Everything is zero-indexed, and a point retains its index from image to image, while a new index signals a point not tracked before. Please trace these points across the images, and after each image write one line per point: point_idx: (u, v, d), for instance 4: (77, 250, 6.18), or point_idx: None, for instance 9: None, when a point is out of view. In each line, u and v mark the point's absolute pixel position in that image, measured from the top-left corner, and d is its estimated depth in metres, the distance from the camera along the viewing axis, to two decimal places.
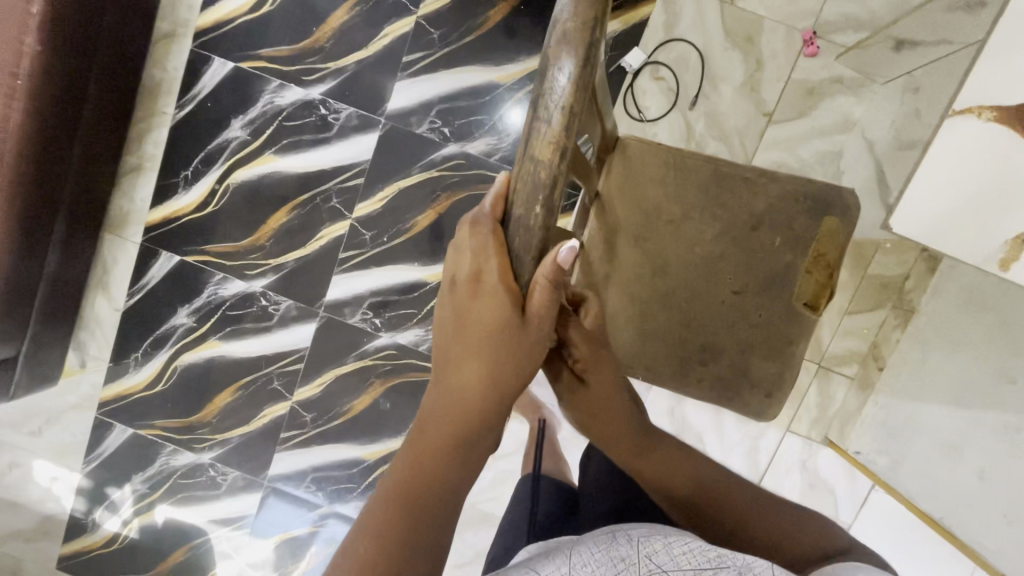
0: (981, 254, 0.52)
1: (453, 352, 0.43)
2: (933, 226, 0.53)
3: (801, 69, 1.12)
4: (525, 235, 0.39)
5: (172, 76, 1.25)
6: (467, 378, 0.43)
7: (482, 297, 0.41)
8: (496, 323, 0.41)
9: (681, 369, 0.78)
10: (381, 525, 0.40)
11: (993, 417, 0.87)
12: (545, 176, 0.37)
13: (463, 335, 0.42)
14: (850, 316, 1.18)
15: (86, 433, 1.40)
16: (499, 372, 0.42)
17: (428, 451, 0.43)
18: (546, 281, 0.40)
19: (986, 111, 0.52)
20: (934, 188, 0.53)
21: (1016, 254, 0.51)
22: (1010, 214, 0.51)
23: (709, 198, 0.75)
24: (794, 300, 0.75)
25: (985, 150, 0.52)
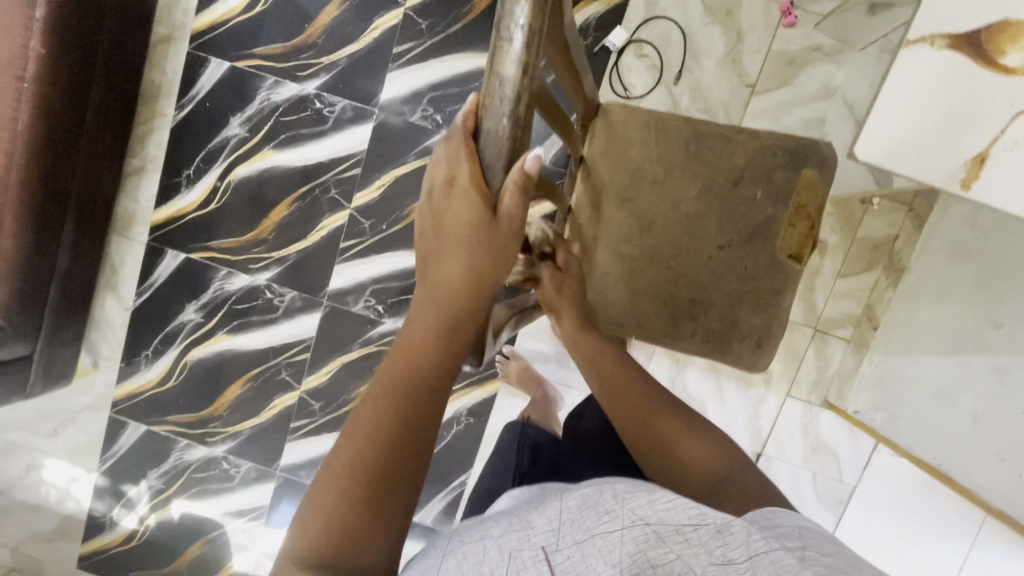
0: (946, 174, 0.55)
1: (432, 253, 0.47)
2: (898, 150, 0.55)
3: (781, 39, 1.15)
4: (494, 146, 0.42)
5: (171, 78, 1.29)
6: (446, 279, 0.46)
7: (456, 199, 0.44)
8: (470, 223, 0.45)
9: (672, 326, 0.80)
10: (378, 411, 0.45)
11: (984, 361, 0.90)
12: (511, 88, 0.40)
13: (441, 238, 0.46)
14: (843, 280, 1.20)
15: (101, 431, 1.43)
16: (476, 270, 0.46)
17: (415, 348, 0.47)
18: (517, 187, 0.44)
19: (938, 39, 0.55)
20: (898, 113, 0.55)
21: (976, 173, 0.54)
22: (968, 135, 0.54)
23: (689, 155, 0.78)
24: (778, 252, 0.78)
25: (942, 75, 0.54)
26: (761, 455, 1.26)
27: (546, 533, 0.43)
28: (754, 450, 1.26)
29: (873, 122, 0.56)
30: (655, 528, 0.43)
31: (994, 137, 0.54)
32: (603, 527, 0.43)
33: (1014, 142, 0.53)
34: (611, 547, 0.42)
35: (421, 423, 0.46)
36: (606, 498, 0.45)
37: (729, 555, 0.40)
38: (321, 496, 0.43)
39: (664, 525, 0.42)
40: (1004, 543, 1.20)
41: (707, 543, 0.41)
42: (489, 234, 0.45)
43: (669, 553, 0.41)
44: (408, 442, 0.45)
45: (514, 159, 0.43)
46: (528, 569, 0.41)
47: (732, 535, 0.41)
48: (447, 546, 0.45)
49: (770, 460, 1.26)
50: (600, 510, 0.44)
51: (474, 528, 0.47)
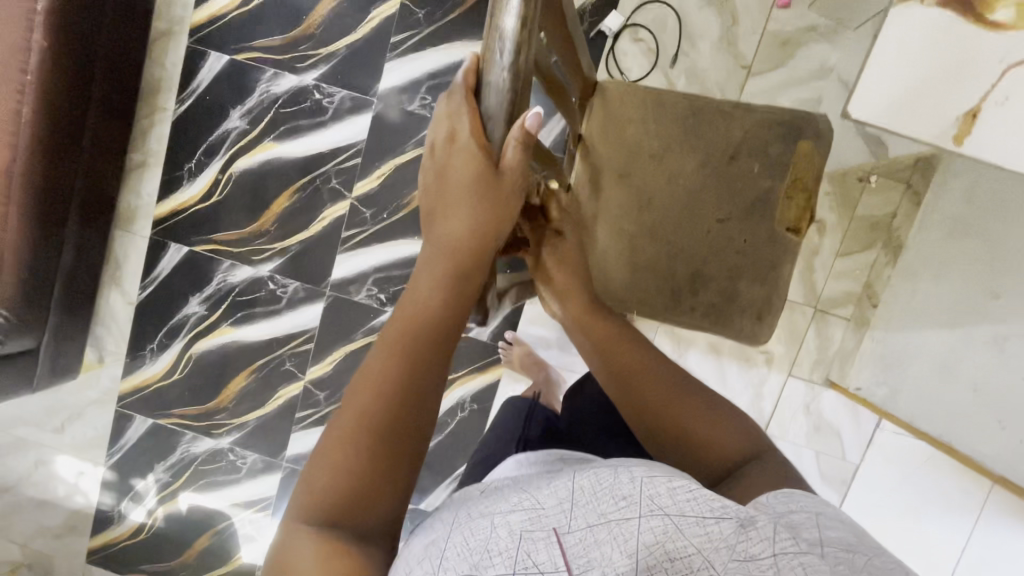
0: (938, 129, 0.53)
1: (435, 208, 0.48)
2: (892, 106, 0.53)
3: (775, 21, 1.16)
4: (496, 97, 0.44)
5: (171, 73, 1.30)
6: (449, 235, 0.47)
7: (457, 156, 0.46)
8: (472, 179, 0.46)
9: (673, 300, 0.81)
10: (384, 362, 0.46)
11: (983, 330, 0.89)
12: (511, 42, 0.42)
13: (443, 195, 0.47)
14: (842, 258, 1.20)
15: (108, 426, 1.44)
16: (478, 227, 0.47)
17: (419, 304, 0.48)
18: (519, 142, 0.45)
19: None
20: (889, 69, 0.53)
21: (968, 128, 0.53)
22: (961, 90, 0.52)
23: (686, 129, 0.78)
24: (777, 225, 0.78)
25: (931, 33, 0.53)
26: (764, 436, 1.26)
27: (557, 514, 0.41)
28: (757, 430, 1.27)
29: (867, 78, 0.53)
30: (675, 519, 0.39)
31: (984, 92, 0.52)
32: (620, 515, 0.39)
33: (1005, 96, 0.52)
34: (628, 535, 0.39)
35: (426, 377, 0.47)
36: (623, 482, 0.41)
37: (752, 551, 0.38)
38: (330, 449, 0.45)
39: (684, 517, 0.39)
40: (1008, 518, 1.20)
41: (730, 538, 0.39)
42: (490, 190, 0.46)
43: (690, 546, 0.38)
44: (414, 395, 0.46)
45: (516, 112, 0.44)
46: (538, 550, 0.39)
47: (756, 530, 0.39)
48: (455, 519, 0.44)
49: (773, 440, 1.26)
50: (618, 496, 0.40)
51: (482, 503, 0.45)
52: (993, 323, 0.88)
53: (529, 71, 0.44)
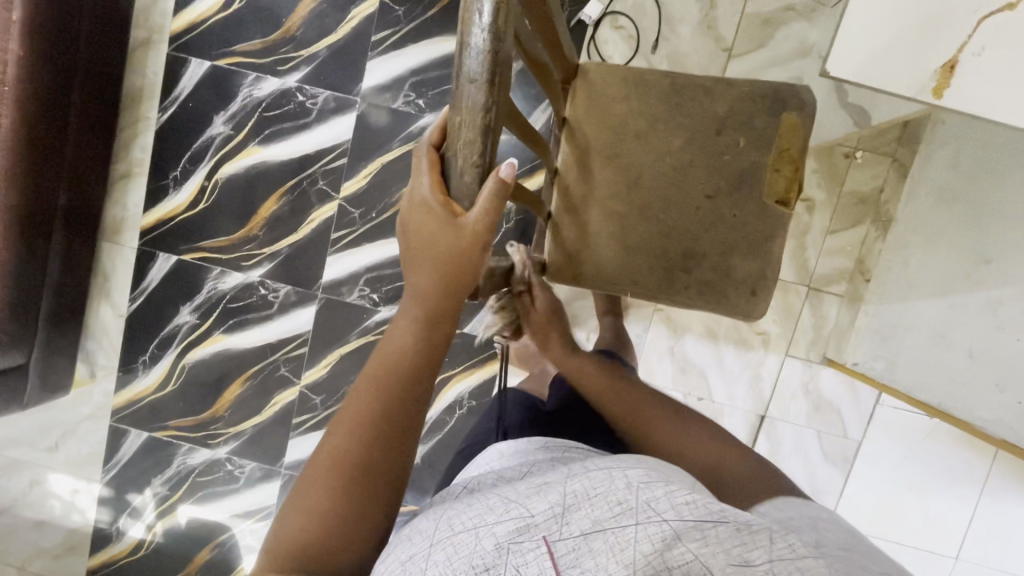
0: (917, 84, 0.51)
1: (407, 260, 0.47)
2: (868, 63, 0.51)
3: (754, 2, 1.16)
4: (475, 61, 0.38)
5: (152, 81, 1.29)
6: (418, 285, 0.46)
7: (419, 210, 0.45)
8: (432, 230, 0.44)
9: (667, 280, 0.81)
10: (355, 414, 0.45)
11: (977, 297, 0.90)
12: (489, 3, 0.37)
13: (410, 245, 0.47)
14: (833, 235, 1.20)
15: (102, 442, 1.42)
16: (442, 277, 0.46)
17: (387, 355, 0.47)
18: (489, 193, 0.42)
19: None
20: (866, 23, 0.51)
21: (947, 80, 0.51)
22: (938, 40, 0.50)
23: (671, 108, 0.78)
24: (766, 199, 0.78)
25: None
26: (765, 418, 1.26)
27: (547, 521, 0.41)
28: (757, 412, 1.26)
29: (843, 33, 0.51)
30: (672, 524, 0.39)
31: (962, 43, 0.50)
32: (615, 523, 0.40)
33: (982, 47, 0.50)
34: (624, 544, 0.39)
35: (396, 433, 0.46)
36: (618, 487, 0.41)
37: (747, 555, 0.38)
38: (297, 499, 0.45)
39: (683, 523, 0.39)
40: (1013, 488, 1.20)
41: (725, 542, 0.39)
42: (450, 239, 0.44)
43: (687, 553, 0.38)
44: (383, 449, 0.45)
45: (499, 77, 0.39)
46: (528, 562, 0.40)
47: (752, 535, 0.39)
48: (434, 533, 0.45)
49: (774, 422, 1.26)
50: (612, 502, 0.41)
51: (464, 512, 0.45)
52: (987, 288, 0.88)
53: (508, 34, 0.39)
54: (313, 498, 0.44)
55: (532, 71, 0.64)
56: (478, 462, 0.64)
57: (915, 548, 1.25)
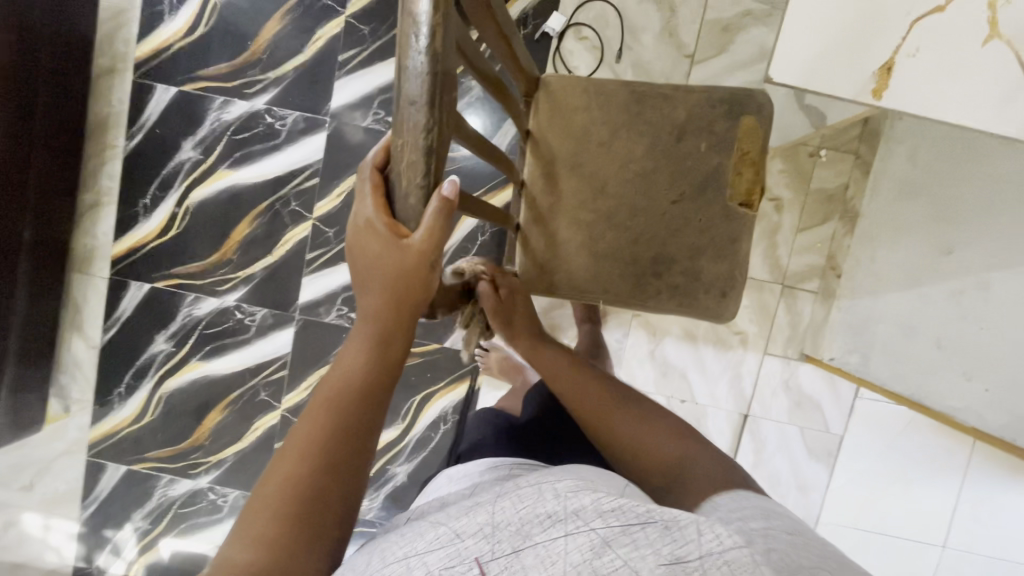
0: (857, 87, 0.52)
1: (358, 282, 0.48)
2: (807, 69, 0.52)
3: (713, 9, 1.19)
4: (415, 83, 0.38)
5: (118, 109, 1.28)
6: (371, 306, 0.47)
7: (367, 233, 0.45)
8: (377, 251, 0.45)
9: (637, 286, 0.81)
10: (308, 436, 0.45)
11: (940, 288, 0.92)
12: (426, 26, 0.38)
13: (357, 265, 0.47)
14: (803, 233, 1.22)
15: (79, 477, 1.38)
16: (393, 296, 0.46)
17: (339, 377, 0.47)
18: (431, 211, 0.43)
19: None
20: (803, 30, 0.52)
21: (885, 82, 0.52)
22: (875, 43, 0.52)
23: (631, 117, 0.79)
24: (729, 201, 0.79)
25: None
26: (748, 417, 1.27)
27: (479, 542, 0.41)
28: (740, 412, 1.27)
29: (783, 42, 0.53)
30: (601, 532, 0.39)
31: (896, 46, 0.52)
32: (545, 535, 0.40)
33: (916, 48, 0.51)
34: (555, 556, 0.39)
35: (349, 453, 0.45)
36: (547, 498, 0.42)
37: (679, 553, 0.38)
38: (241, 531, 0.42)
39: (611, 529, 0.39)
40: (992, 474, 1.22)
41: (655, 543, 0.39)
42: (395, 259, 0.45)
43: (616, 559, 0.38)
44: (335, 472, 0.44)
45: (438, 97, 0.39)
46: None
47: (680, 531, 0.39)
48: (365, 568, 0.43)
49: (757, 420, 1.27)
50: (541, 515, 0.41)
51: (396, 542, 0.44)
52: (949, 278, 0.90)
53: (446, 57, 0.39)
54: (260, 526, 0.42)
55: (488, 88, 0.65)
56: (428, 489, 0.66)
57: (902, 537, 1.26)
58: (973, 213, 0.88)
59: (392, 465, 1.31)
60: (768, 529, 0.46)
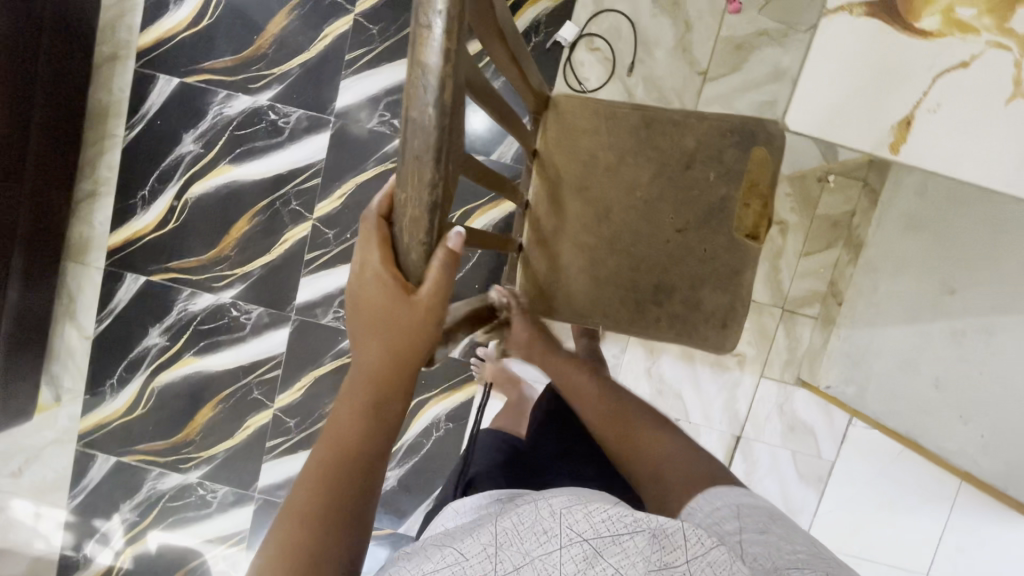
0: (874, 140, 0.52)
1: (358, 334, 0.47)
2: (824, 120, 0.53)
3: (728, 26, 1.17)
4: (419, 136, 0.37)
5: (118, 98, 1.26)
6: (370, 357, 0.46)
7: (369, 285, 0.45)
8: (387, 303, 0.45)
9: (638, 312, 0.80)
10: (307, 494, 0.44)
11: (940, 325, 0.91)
12: (435, 77, 0.36)
13: (360, 317, 0.47)
14: (806, 257, 1.21)
15: (68, 467, 1.37)
16: (394, 348, 0.46)
17: (338, 431, 0.46)
18: (439, 266, 0.44)
19: (856, 7, 0.51)
20: (821, 83, 0.52)
21: (904, 135, 0.52)
22: (894, 97, 0.51)
23: (641, 141, 0.77)
24: (735, 233, 0.78)
25: (868, 40, 0.51)
26: (740, 438, 1.27)
27: (482, 561, 0.40)
28: (733, 433, 1.27)
29: (799, 92, 0.53)
30: (593, 543, 0.40)
31: (918, 99, 0.51)
32: (541, 550, 0.40)
33: (938, 103, 0.51)
34: (550, 569, 0.39)
35: (350, 510, 0.44)
36: (544, 515, 0.42)
37: (666, 559, 0.39)
38: None
39: (601, 538, 0.40)
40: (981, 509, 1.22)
41: (644, 551, 0.39)
42: (400, 313, 0.45)
43: (608, 568, 0.39)
44: (337, 530, 0.43)
45: (446, 151, 0.38)
46: None
47: (667, 538, 0.40)
48: None
49: (749, 442, 1.27)
50: (538, 531, 0.41)
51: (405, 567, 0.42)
52: (953, 318, 0.89)
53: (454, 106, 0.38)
54: None
55: (495, 118, 0.63)
56: (435, 522, 0.65)
57: (887, 565, 1.26)
58: (981, 255, 0.87)
59: None
60: (741, 533, 0.46)
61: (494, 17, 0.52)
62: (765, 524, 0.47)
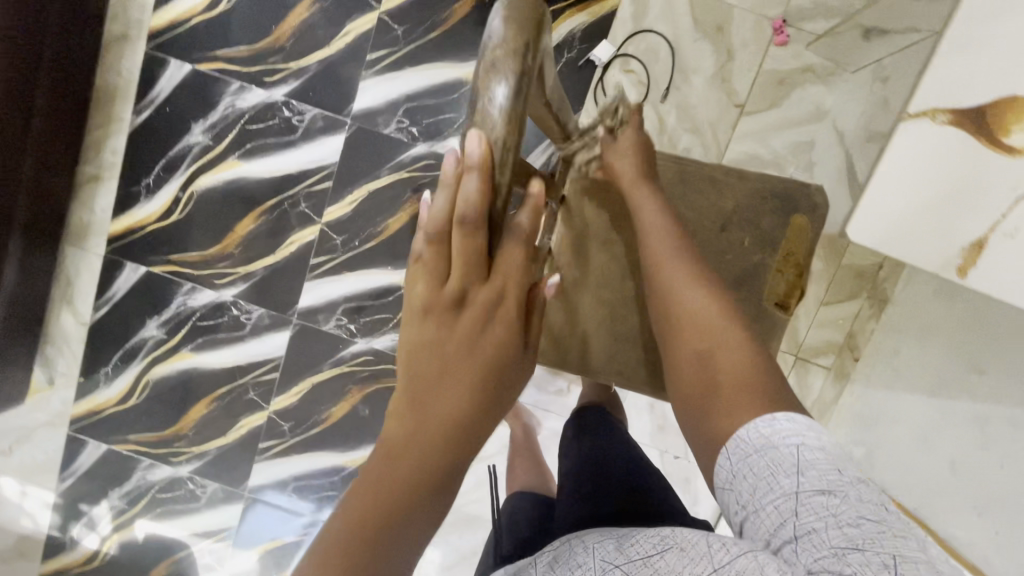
0: (941, 260, 0.58)
1: (449, 365, 0.37)
2: (885, 234, 0.60)
3: (772, 58, 1.11)
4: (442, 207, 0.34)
5: (128, 80, 1.21)
6: (457, 402, 0.37)
7: (496, 324, 0.37)
8: (511, 352, 0.38)
9: (655, 377, 0.74)
10: (345, 563, 0.34)
11: (964, 407, 0.88)
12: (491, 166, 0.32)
13: (466, 359, 0.37)
14: (826, 307, 1.17)
15: (58, 450, 1.36)
16: (494, 398, 0.38)
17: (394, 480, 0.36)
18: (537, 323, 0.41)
19: (941, 112, 0.57)
20: (887, 196, 0.60)
21: (973, 260, 0.56)
22: (964, 217, 0.57)
23: (676, 197, 0.74)
24: (766, 300, 0.73)
25: (946, 153, 0.57)
26: None
27: None
28: None
29: (865, 205, 0.61)
30: (623, 568, 0.46)
31: (993, 224, 0.55)
32: None
33: (1015, 229, 0.54)
34: None
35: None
36: (582, 553, 0.51)
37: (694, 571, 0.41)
38: None
39: (631, 563, 0.46)
40: None
41: (674, 566, 0.43)
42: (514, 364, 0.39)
43: None
44: None
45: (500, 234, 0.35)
46: None
47: (694, 549, 0.43)
48: None
49: None
50: (577, 564, 0.49)
51: None
52: (977, 400, 0.86)
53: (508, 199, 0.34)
54: None
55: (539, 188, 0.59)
56: None
57: None
58: (1001, 335, 0.84)
59: None
60: (797, 491, 0.41)
61: (544, 97, 0.49)
62: (833, 476, 0.41)
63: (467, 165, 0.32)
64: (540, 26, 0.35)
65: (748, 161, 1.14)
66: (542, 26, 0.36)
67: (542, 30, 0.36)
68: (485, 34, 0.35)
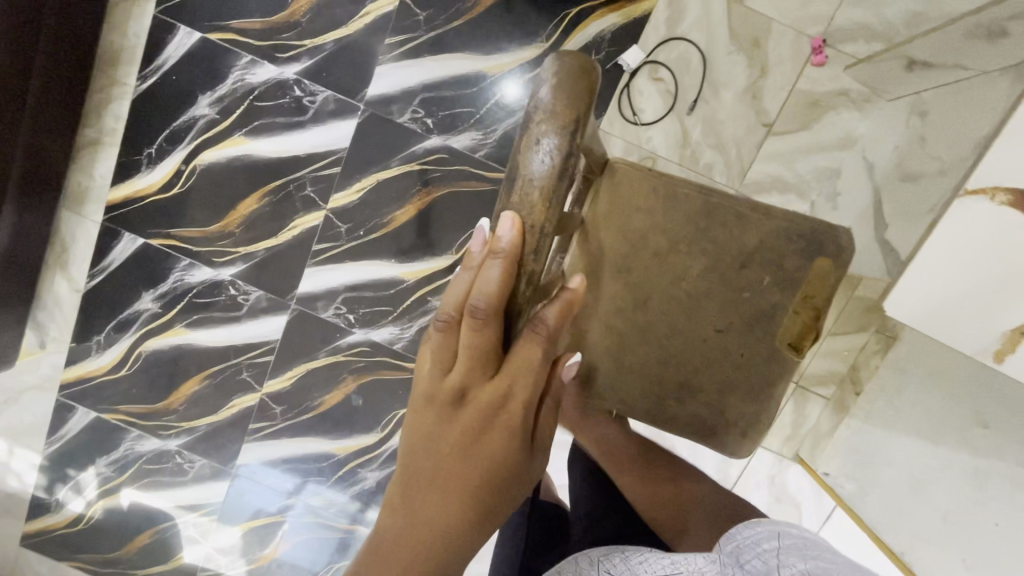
0: (978, 344, 0.56)
1: (448, 463, 0.40)
2: (927, 311, 0.61)
3: (807, 78, 1.07)
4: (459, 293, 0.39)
5: (133, 43, 1.16)
6: (456, 500, 0.39)
7: (497, 424, 0.40)
8: (505, 454, 0.41)
9: (658, 406, 0.74)
10: None
11: (966, 459, 0.88)
12: (524, 248, 0.36)
13: (461, 455, 0.40)
14: (833, 337, 1.13)
15: (46, 414, 1.35)
16: (489, 498, 0.40)
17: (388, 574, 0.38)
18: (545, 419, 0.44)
19: (1000, 193, 0.54)
20: (933, 274, 0.60)
21: (1009, 348, 0.54)
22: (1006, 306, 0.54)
23: (698, 231, 0.71)
24: (778, 341, 0.72)
25: (995, 235, 0.54)
26: None
27: None
28: None
29: (908, 280, 0.62)
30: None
31: None
32: None
33: None
34: None
35: None
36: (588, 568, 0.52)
37: None
38: None
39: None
40: None
41: None
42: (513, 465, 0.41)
43: None
44: None
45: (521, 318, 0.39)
46: None
47: None
48: None
49: None
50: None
51: None
52: (979, 455, 0.86)
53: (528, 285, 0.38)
54: None
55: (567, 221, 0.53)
56: None
57: None
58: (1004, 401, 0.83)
59: (363, 468, 1.31)
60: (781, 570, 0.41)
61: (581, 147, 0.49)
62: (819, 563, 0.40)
63: (494, 251, 0.36)
64: (589, 98, 0.38)
65: (770, 183, 1.10)
66: (590, 98, 0.38)
67: (591, 102, 0.38)
68: (536, 99, 0.38)
